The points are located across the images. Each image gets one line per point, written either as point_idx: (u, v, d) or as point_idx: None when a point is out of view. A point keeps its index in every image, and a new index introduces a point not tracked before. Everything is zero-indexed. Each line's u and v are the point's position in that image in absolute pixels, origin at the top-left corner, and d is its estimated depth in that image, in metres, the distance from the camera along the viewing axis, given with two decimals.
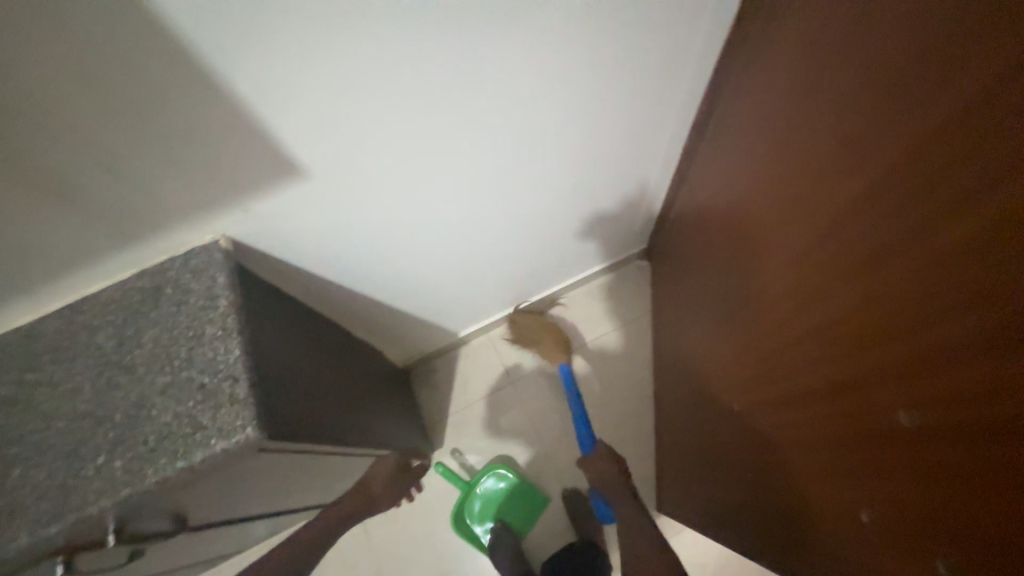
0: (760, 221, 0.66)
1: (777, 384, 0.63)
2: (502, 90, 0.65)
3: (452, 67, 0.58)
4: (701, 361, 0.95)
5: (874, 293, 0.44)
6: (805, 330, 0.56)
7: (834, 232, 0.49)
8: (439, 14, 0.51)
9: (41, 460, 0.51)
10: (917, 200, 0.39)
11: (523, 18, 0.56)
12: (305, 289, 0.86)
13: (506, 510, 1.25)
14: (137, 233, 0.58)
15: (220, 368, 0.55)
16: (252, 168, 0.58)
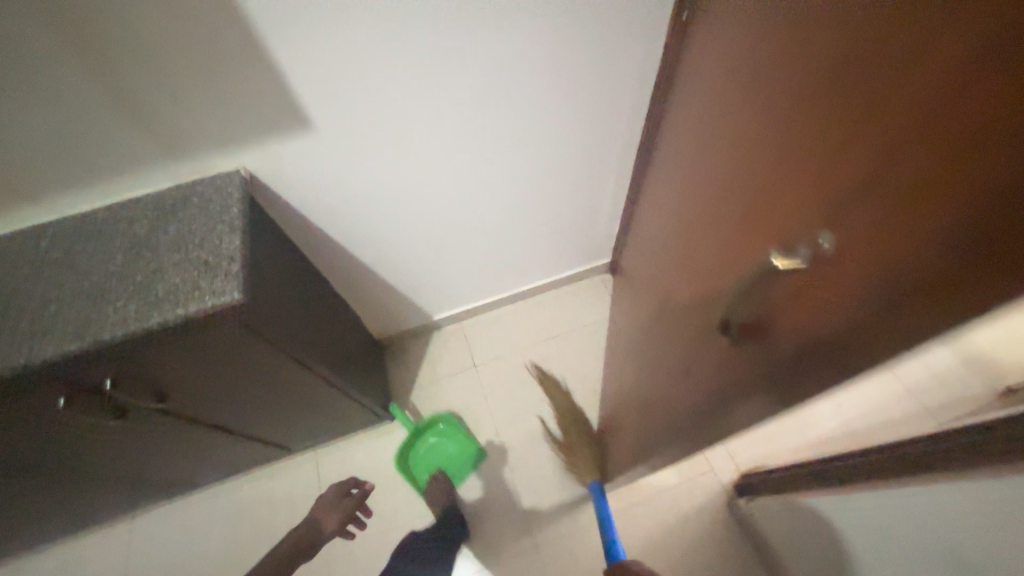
0: (733, 117, 0.56)
1: (704, 286, 0.60)
2: (475, 82, 0.82)
3: (434, 57, 0.76)
4: (634, 336, 1.05)
5: (817, 212, 0.36)
6: (740, 236, 0.50)
7: (807, 127, 0.39)
8: (426, 13, 0.70)
9: (75, 299, 0.67)
10: (911, 106, 0.28)
11: (491, 24, 0.75)
12: (300, 239, 1.02)
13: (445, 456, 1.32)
14: (181, 152, 0.75)
15: (223, 252, 0.70)
16: (274, 117, 0.76)
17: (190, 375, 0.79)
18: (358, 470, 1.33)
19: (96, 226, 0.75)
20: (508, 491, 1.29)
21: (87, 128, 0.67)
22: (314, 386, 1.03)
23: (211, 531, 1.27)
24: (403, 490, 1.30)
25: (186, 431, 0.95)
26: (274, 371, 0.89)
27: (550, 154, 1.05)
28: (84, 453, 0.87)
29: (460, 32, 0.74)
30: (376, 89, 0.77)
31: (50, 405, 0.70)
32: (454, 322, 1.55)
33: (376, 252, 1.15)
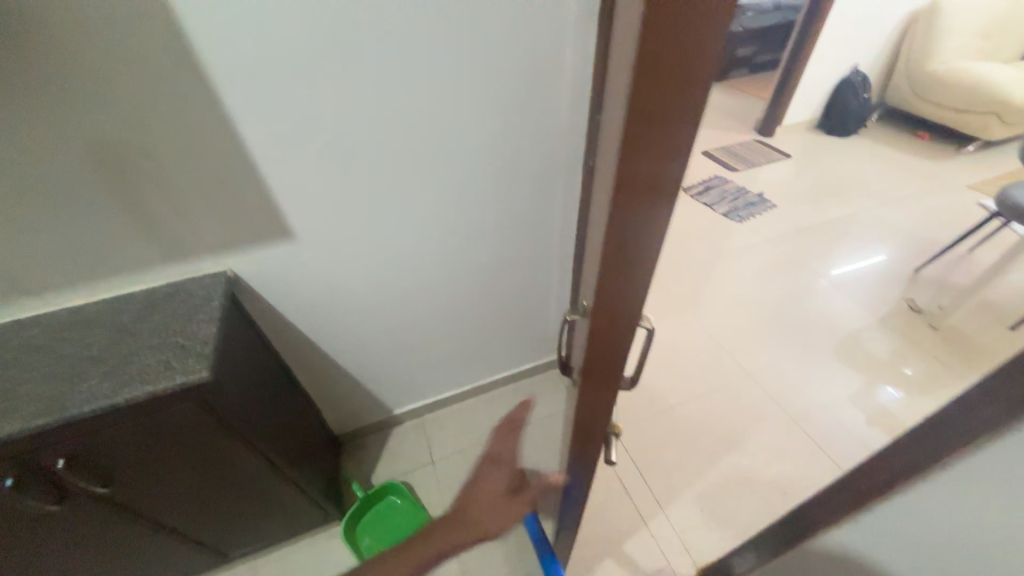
0: None
1: None
2: (432, 206, 1.04)
3: (399, 188, 0.97)
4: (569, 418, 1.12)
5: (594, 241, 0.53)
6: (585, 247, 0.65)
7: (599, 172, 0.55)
8: (393, 159, 0.92)
9: (51, 380, 0.74)
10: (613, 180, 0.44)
11: (444, 167, 0.98)
12: (270, 334, 1.11)
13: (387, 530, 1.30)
14: (177, 258, 0.89)
15: (198, 337, 0.81)
16: (261, 230, 0.93)
17: (141, 459, 0.82)
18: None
19: (87, 317, 0.85)
20: None
21: (101, 236, 0.80)
22: (264, 480, 1.03)
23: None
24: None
25: (119, 530, 0.92)
26: (228, 458, 0.92)
27: (498, 261, 1.24)
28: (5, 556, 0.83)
29: (418, 172, 0.96)
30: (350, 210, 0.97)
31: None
32: (413, 418, 1.58)
33: (338, 347, 1.23)
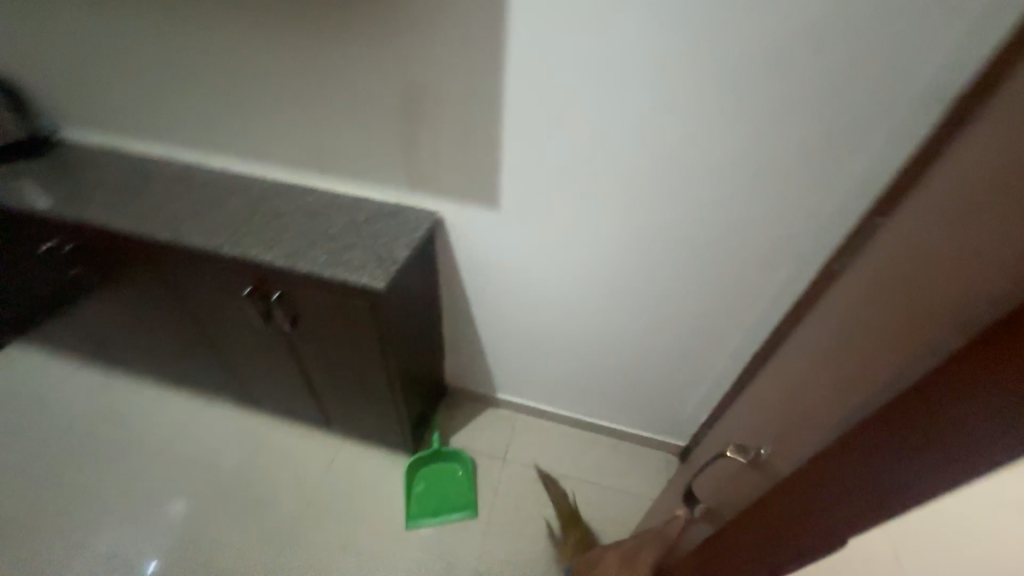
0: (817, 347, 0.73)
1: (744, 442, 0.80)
2: (638, 233, 0.95)
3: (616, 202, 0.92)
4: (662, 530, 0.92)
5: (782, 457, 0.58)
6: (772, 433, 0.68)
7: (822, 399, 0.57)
8: (627, 171, 0.86)
9: (299, 236, 0.94)
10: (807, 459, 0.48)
11: (673, 199, 0.88)
12: (439, 272, 1.19)
13: (440, 490, 1.33)
14: (413, 189, 1.02)
15: (395, 256, 0.92)
16: (480, 191, 0.98)
17: (316, 324, 0.97)
18: (355, 486, 1.33)
19: (339, 204, 1.05)
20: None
21: (376, 150, 0.97)
22: (376, 389, 1.13)
23: (222, 453, 1.36)
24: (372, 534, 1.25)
25: (279, 361, 1.13)
26: (364, 359, 1.02)
27: (667, 315, 1.10)
28: (221, 333, 1.10)
29: (645, 194, 0.89)
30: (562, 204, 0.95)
31: (238, 291, 0.95)
32: (508, 410, 1.55)
33: (482, 313, 1.27)
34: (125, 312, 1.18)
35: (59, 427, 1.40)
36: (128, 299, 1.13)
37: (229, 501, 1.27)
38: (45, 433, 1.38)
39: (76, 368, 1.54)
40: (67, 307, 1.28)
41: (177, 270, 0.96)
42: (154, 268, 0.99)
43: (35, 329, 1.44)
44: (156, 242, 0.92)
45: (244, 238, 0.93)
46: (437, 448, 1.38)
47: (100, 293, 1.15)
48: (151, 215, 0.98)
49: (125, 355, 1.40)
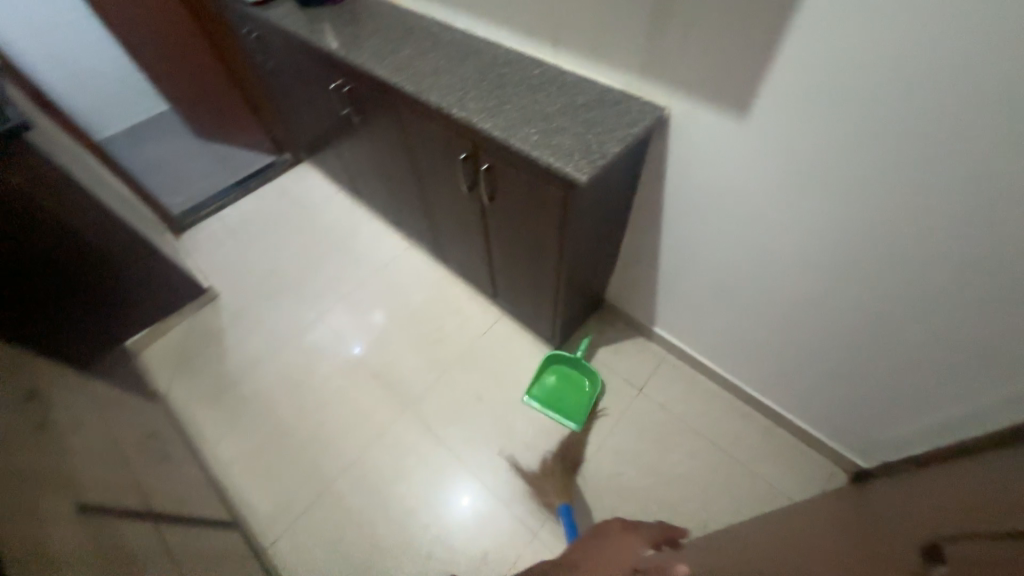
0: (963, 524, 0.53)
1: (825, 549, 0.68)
2: (971, 180, 0.63)
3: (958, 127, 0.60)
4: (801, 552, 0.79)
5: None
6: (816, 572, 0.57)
7: None
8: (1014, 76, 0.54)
9: (518, 106, 0.90)
10: None
11: None
12: (640, 177, 1.04)
13: (562, 392, 1.37)
14: (647, 74, 0.86)
15: (603, 148, 0.80)
16: (730, 87, 0.77)
17: (511, 200, 0.99)
18: (502, 357, 1.47)
19: (559, 80, 0.95)
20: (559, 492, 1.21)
21: (621, 18, 0.81)
22: (541, 277, 1.14)
23: (414, 290, 1.66)
24: (502, 397, 1.38)
25: (470, 226, 1.24)
26: (543, 247, 1.03)
27: (941, 306, 0.79)
28: (434, 187, 1.24)
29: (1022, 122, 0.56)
30: (856, 118, 0.68)
31: (457, 153, 1.02)
32: (660, 347, 1.44)
33: (670, 236, 1.11)
34: (371, 150, 1.44)
35: (322, 229, 1.88)
36: (375, 139, 1.35)
37: (411, 327, 1.56)
38: (313, 231, 1.87)
39: (338, 191, 2.01)
40: (337, 138, 1.61)
41: (416, 121, 1.07)
42: (399, 115, 1.12)
43: (318, 151, 1.88)
44: (400, 90, 1.00)
45: (469, 99, 0.93)
46: (580, 360, 1.38)
47: (359, 130, 1.40)
48: (398, 65, 1.06)
49: (366, 189, 1.74)
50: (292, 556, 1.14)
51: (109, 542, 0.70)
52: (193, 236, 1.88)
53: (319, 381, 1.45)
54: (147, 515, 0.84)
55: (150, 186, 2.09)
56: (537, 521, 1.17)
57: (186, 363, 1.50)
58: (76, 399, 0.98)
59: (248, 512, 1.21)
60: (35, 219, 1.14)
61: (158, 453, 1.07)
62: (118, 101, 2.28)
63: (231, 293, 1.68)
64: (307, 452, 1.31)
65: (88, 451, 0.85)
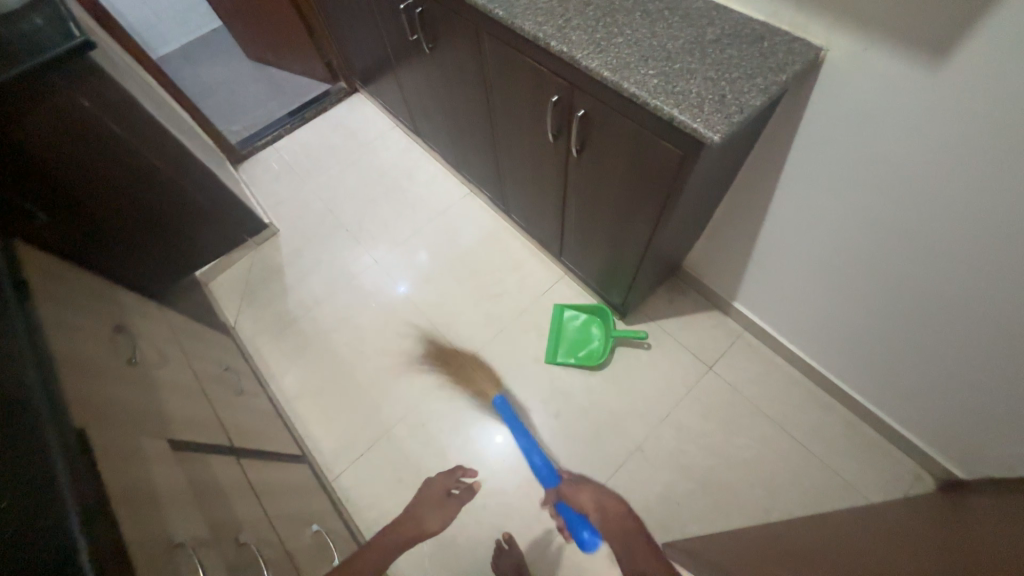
0: None
1: (823, 556, 0.78)
2: None
3: None
4: (867, 552, 0.77)
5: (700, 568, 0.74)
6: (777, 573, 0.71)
7: None
8: None
9: (633, 38, 0.74)
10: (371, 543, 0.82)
11: None
12: (760, 137, 0.88)
13: (573, 334, 1.36)
14: (809, 3, 0.67)
15: (741, 100, 0.65)
16: (929, 29, 0.59)
17: (607, 154, 0.85)
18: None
19: (685, 8, 0.78)
20: (611, 462, 1.20)
21: None
22: (623, 243, 1.03)
23: (473, 239, 1.59)
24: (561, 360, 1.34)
25: (545, 178, 1.12)
26: (636, 211, 0.91)
27: None
28: (509, 131, 1.12)
29: None
30: None
31: (548, 94, 0.88)
32: (735, 323, 1.33)
33: (779, 208, 0.96)
34: (438, 83, 1.31)
35: (378, 167, 1.80)
36: (444, 70, 1.22)
37: (468, 278, 1.52)
38: (369, 168, 1.80)
39: (394, 126, 1.91)
40: (399, 67, 1.48)
41: (500, 51, 0.92)
42: (479, 44, 0.98)
43: (376, 81, 1.76)
44: (486, 14, 0.85)
45: (571, 28, 0.77)
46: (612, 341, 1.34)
47: (426, 59, 1.27)
48: None
49: (426, 126, 1.63)
50: (356, 490, 1.21)
51: (205, 475, 0.74)
52: (253, 167, 1.86)
53: (378, 326, 1.46)
54: (232, 449, 0.88)
55: (210, 110, 2.06)
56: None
57: (251, 297, 1.54)
58: (160, 329, 1.01)
59: (314, 446, 1.27)
60: (108, 145, 1.13)
61: (234, 387, 1.12)
62: (176, 16, 2.20)
63: (290, 229, 1.68)
64: (368, 395, 1.34)
65: (175, 386, 0.88)
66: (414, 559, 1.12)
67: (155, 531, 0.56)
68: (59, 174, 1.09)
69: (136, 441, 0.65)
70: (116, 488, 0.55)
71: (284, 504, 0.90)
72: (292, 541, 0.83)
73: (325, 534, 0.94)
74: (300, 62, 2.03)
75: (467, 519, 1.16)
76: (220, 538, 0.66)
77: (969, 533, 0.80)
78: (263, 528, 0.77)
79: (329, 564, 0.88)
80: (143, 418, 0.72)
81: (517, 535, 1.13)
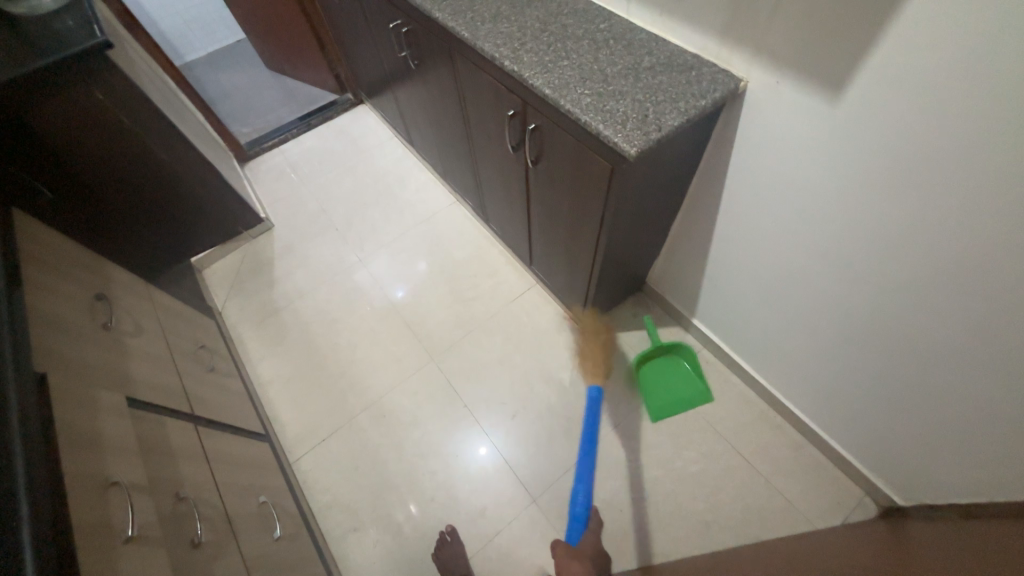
0: None
1: None
2: None
3: None
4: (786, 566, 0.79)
5: None
6: None
7: None
8: None
9: (576, 61, 0.82)
10: None
11: None
12: (701, 158, 0.94)
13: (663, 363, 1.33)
14: (729, 38, 0.75)
15: (660, 120, 0.72)
16: (828, 62, 0.65)
17: (556, 166, 0.92)
18: (529, 325, 1.46)
19: (629, 38, 0.86)
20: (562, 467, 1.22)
21: None
22: (577, 251, 1.09)
23: (454, 246, 1.66)
24: (523, 363, 1.39)
25: (512, 188, 1.19)
26: (583, 219, 0.97)
27: None
28: (482, 144, 1.21)
29: None
30: (977, 115, 0.55)
31: (507, 109, 0.96)
32: (695, 339, 1.37)
33: (722, 228, 1.02)
34: (425, 98, 1.41)
35: (373, 174, 1.90)
36: (429, 86, 1.32)
37: (445, 282, 1.58)
38: (364, 174, 1.90)
39: (393, 137, 2.02)
40: (396, 83, 1.59)
41: (469, 70, 1.00)
42: (453, 62, 1.07)
43: (378, 95, 1.88)
44: (456, 36, 0.94)
45: (524, 50, 0.85)
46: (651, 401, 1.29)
47: (415, 76, 1.38)
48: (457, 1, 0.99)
49: (419, 138, 1.73)
50: (314, 474, 1.26)
51: (159, 434, 0.80)
52: (257, 166, 1.98)
53: (355, 320, 1.52)
54: (192, 417, 0.94)
55: (226, 112, 2.20)
56: (540, 490, 1.20)
57: (240, 285, 1.63)
58: (143, 304, 1.09)
59: (280, 430, 1.33)
60: (117, 134, 1.23)
61: (208, 364, 1.19)
62: (206, 27, 2.39)
63: (285, 225, 1.78)
64: (337, 385, 1.40)
65: (146, 354, 0.95)
66: (362, 544, 1.16)
67: (94, 469, 0.62)
68: (69, 155, 1.19)
69: (93, 393, 0.72)
70: (62, 427, 0.62)
71: (236, 475, 0.95)
72: (236, 507, 0.87)
73: (272, 507, 0.98)
74: (312, 73, 2.17)
75: (419, 515, 1.19)
76: (160, 491, 0.71)
77: (887, 557, 0.81)
78: (207, 490, 0.82)
79: (272, 535, 0.92)
80: (108, 377, 0.79)
81: (464, 532, 1.16)
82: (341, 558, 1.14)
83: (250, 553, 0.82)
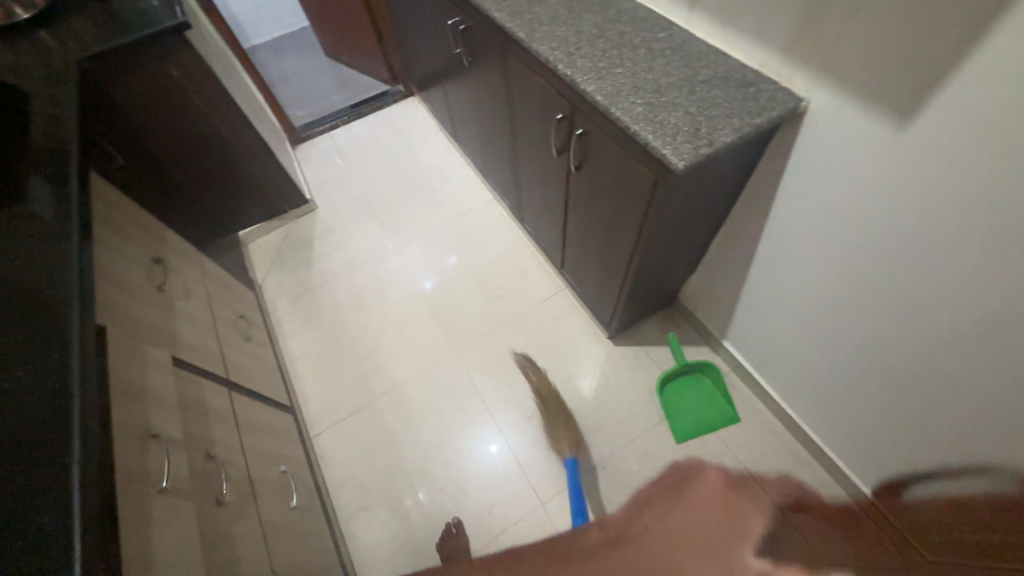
0: None
1: None
2: None
3: None
4: None
5: None
6: None
7: None
8: None
9: (630, 70, 0.81)
10: None
11: None
12: (750, 177, 0.92)
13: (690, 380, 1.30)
14: (792, 57, 0.72)
15: (711, 136, 0.70)
16: (898, 90, 0.62)
17: (599, 172, 0.92)
18: (554, 329, 1.45)
19: (687, 50, 0.84)
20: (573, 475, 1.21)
21: None
22: (611, 261, 1.08)
23: (487, 243, 1.68)
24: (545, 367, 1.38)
25: (552, 191, 1.19)
26: (621, 230, 0.96)
27: None
28: (526, 145, 1.21)
29: None
30: None
31: (555, 112, 0.96)
32: (723, 361, 1.33)
33: (765, 250, 0.98)
34: (474, 95, 1.43)
35: (416, 165, 1.95)
36: (479, 83, 1.33)
37: (475, 277, 1.60)
38: (407, 165, 1.95)
39: (439, 130, 2.06)
40: (447, 78, 1.62)
41: (521, 71, 1.01)
42: (506, 62, 1.08)
43: (428, 88, 1.92)
44: (512, 36, 0.95)
45: (579, 55, 0.85)
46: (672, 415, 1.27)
47: (466, 72, 1.40)
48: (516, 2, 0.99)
49: (463, 133, 1.75)
50: (332, 451, 1.30)
51: (197, 394, 0.85)
52: (308, 149, 2.06)
53: (384, 306, 1.56)
54: (226, 382, 0.99)
55: (283, 95, 2.30)
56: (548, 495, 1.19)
57: (281, 262, 1.70)
58: (194, 271, 1.16)
59: (304, 404, 1.38)
60: (186, 109, 1.31)
61: (245, 333, 1.25)
62: (274, 13, 2.51)
63: (328, 208, 1.84)
64: (362, 367, 1.44)
65: (191, 317, 1.01)
66: (369, 524, 1.19)
67: (138, 420, 0.66)
68: (141, 126, 1.28)
69: (143, 349, 0.77)
70: (115, 377, 0.66)
71: (261, 441, 0.99)
72: (258, 472, 0.91)
73: (290, 477, 1.02)
74: (367, 63, 2.24)
75: (427, 502, 1.21)
76: (193, 447, 0.75)
77: None
78: (234, 452, 0.86)
79: (288, 503, 0.96)
80: (158, 335, 0.85)
81: (469, 526, 1.17)
82: (349, 535, 1.18)
83: (266, 517, 0.85)
